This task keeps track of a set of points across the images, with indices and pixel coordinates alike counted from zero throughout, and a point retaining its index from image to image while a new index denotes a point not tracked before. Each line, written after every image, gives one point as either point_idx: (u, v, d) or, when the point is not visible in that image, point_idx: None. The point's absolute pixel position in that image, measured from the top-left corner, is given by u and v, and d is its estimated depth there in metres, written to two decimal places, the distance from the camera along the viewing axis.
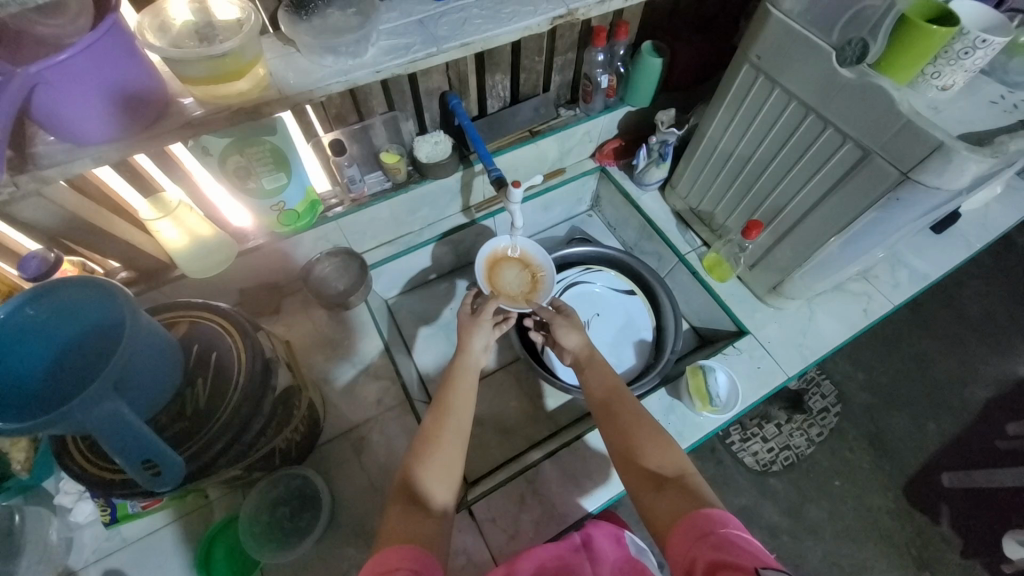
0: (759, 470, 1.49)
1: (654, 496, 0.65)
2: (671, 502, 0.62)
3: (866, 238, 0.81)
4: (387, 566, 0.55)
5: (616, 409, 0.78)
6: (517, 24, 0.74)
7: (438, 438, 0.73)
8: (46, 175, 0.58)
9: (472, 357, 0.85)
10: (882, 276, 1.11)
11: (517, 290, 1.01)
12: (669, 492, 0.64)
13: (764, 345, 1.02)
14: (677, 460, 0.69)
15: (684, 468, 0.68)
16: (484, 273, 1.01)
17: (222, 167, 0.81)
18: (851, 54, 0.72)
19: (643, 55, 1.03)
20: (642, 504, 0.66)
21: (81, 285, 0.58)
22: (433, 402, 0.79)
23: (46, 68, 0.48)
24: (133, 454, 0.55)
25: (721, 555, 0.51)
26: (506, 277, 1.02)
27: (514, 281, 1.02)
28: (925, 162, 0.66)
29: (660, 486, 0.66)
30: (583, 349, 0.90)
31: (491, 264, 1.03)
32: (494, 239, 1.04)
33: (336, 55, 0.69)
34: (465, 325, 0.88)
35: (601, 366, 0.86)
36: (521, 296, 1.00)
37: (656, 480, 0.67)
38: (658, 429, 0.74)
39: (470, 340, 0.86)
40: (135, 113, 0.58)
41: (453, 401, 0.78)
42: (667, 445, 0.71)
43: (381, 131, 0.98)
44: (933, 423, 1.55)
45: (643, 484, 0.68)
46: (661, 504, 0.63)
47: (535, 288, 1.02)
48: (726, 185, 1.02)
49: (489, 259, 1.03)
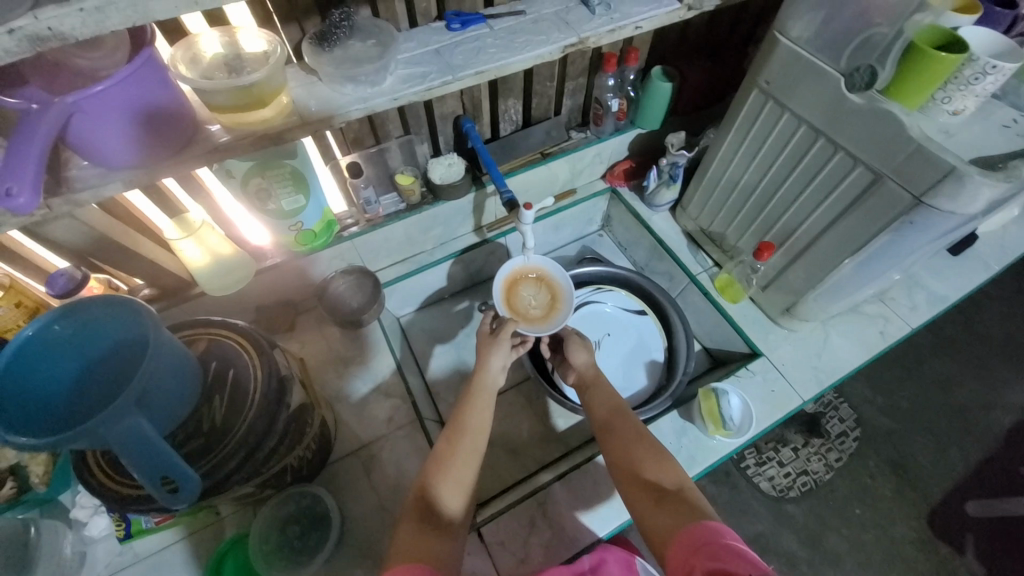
0: (775, 496, 1.45)
1: (653, 510, 0.65)
2: (669, 516, 0.62)
3: (882, 260, 0.80)
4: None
5: (615, 426, 0.79)
6: (530, 52, 0.77)
7: (449, 459, 0.73)
8: (79, 199, 0.60)
9: (490, 376, 0.85)
10: (899, 298, 1.09)
11: (536, 309, 0.99)
12: (666, 507, 0.63)
13: (778, 368, 1.01)
14: (676, 473, 0.69)
15: (683, 481, 0.67)
16: (502, 296, 1.00)
17: (243, 189, 0.84)
18: (860, 80, 0.73)
19: (653, 79, 1.06)
20: (642, 519, 0.66)
21: (106, 304, 0.60)
22: (447, 424, 0.79)
23: (83, 98, 0.51)
24: (150, 471, 0.55)
25: (720, 565, 0.51)
26: (524, 296, 1.00)
27: (534, 300, 1.00)
28: (938, 186, 0.66)
29: (658, 500, 0.65)
30: (588, 369, 0.94)
31: (508, 287, 1.01)
32: (509, 261, 1.03)
33: (355, 84, 0.71)
34: (483, 344, 0.88)
35: (606, 388, 0.88)
36: (539, 317, 0.98)
37: (653, 494, 0.66)
38: (655, 443, 0.74)
39: (483, 360, 0.86)
40: (164, 138, 0.61)
41: (465, 421, 0.78)
42: (666, 460, 0.71)
43: (397, 154, 1.00)
44: (957, 448, 1.50)
45: (642, 497, 0.67)
46: (659, 518, 0.63)
47: (555, 307, 0.99)
48: (737, 206, 1.03)
49: (506, 282, 1.01)
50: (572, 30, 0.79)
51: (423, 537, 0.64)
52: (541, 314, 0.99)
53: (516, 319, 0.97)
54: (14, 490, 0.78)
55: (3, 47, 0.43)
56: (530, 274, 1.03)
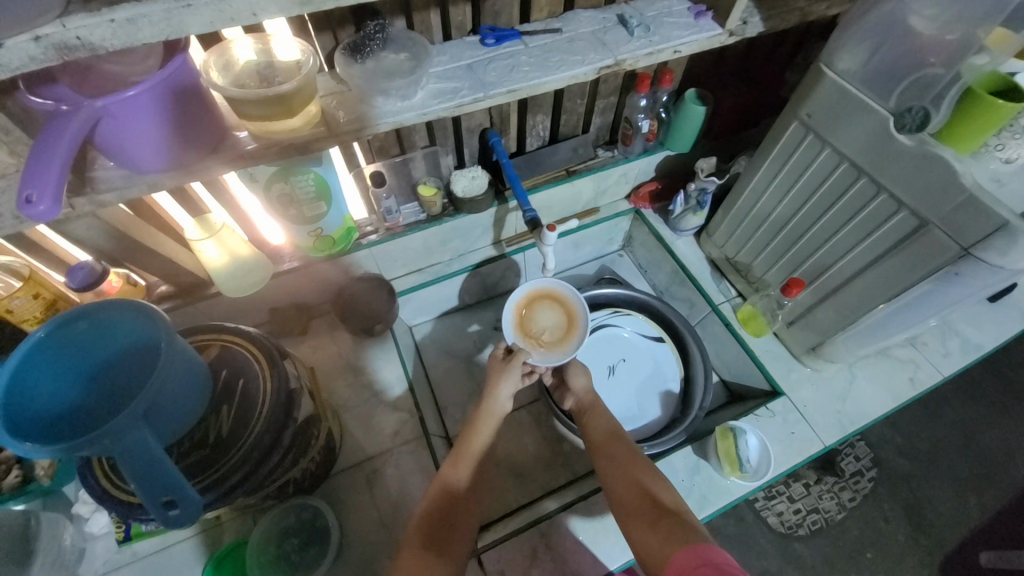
0: (783, 533, 1.40)
1: (648, 531, 0.64)
2: (666, 536, 0.62)
3: (921, 309, 0.77)
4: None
5: (611, 448, 0.80)
6: (565, 72, 0.75)
7: (456, 474, 0.76)
8: (103, 199, 0.61)
9: (499, 404, 0.84)
10: (931, 344, 1.04)
11: (547, 333, 0.93)
12: (663, 527, 0.63)
13: (800, 409, 0.97)
14: (673, 495, 0.70)
15: (680, 504, 0.68)
16: (513, 316, 0.95)
17: (266, 193, 0.84)
18: (910, 122, 0.69)
19: (686, 102, 1.03)
20: (637, 540, 0.65)
21: (121, 306, 0.59)
22: (454, 449, 0.80)
23: (112, 103, 0.50)
24: (151, 486, 0.54)
25: None
26: (538, 318, 0.94)
27: (547, 324, 0.94)
28: (989, 239, 0.62)
29: (654, 520, 0.65)
30: (587, 394, 0.93)
31: (521, 314, 0.95)
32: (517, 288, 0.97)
33: (386, 96, 0.71)
34: (495, 369, 0.87)
35: (602, 411, 0.89)
36: (547, 342, 0.92)
37: (650, 514, 0.66)
38: (651, 467, 0.75)
39: (492, 389, 0.85)
40: (190, 145, 0.60)
41: (472, 445, 0.80)
42: (663, 482, 0.71)
43: (421, 164, 0.99)
44: (978, 498, 1.43)
45: (637, 519, 0.67)
46: (655, 537, 0.63)
47: (568, 337, 0.92)
48: (766, 238, 1.00)
49: (519, 303, 0.96)
50: (608, 51, 0.77)
51: (421, 567, 0.62)
52: (556, 337, 0.93)
53: (521, 342, 0.92)
54: (19, 479, 0.79)
55: (29, 53, 0.42)
56: (548, 297, 0.97)
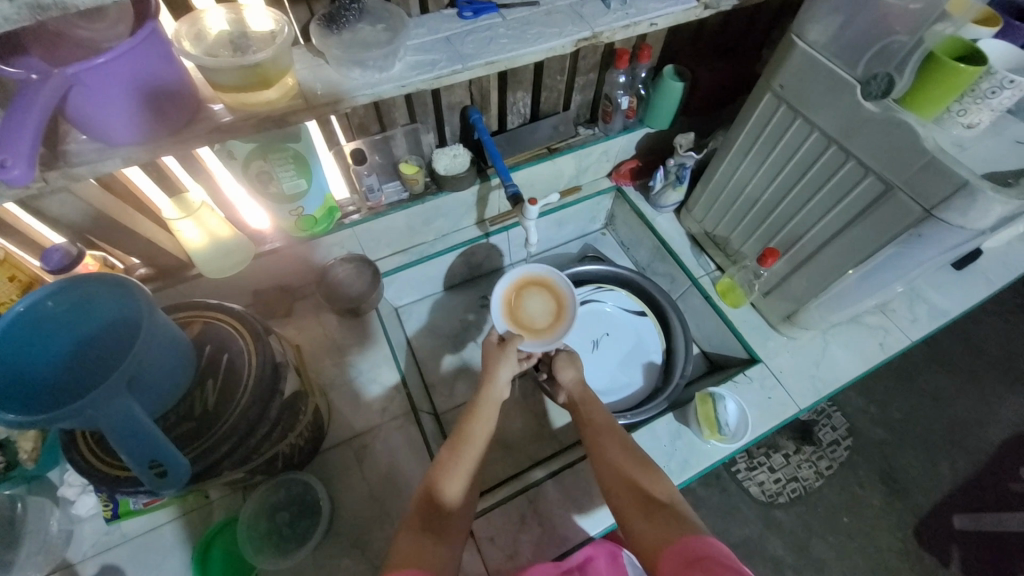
0: (764, 501, 1.45)
1: (641, 521, 0.63)
2: (660, 529, 0.60)
3: (886, 272, 0.80)
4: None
5: (604, 439, 0.78)
6: (542, 44, 0.75)
7: (453, 465, 0.73)
8: (77, 173, 0.60)
9: (497, 390, 0.84)
10: (900, 310, 1.08)
11: (531, 321, 0.94)
12: (657, 520, 0.61)
13: (776, 375, 1.00)
14: (668, 488, 0.68)
15: (673, 495, 0.66)
16: (513, 283, 0.97)
17: (245, 172, 0.83)
18: (876, 88, 0.71)
19: (664, 78, 1.05)
20: (631, 531, 0.63)
21: (98, 282, 0.59)
22: (451, 435, 0.78)
23: (83, 71, 0.50)
24: (137, 454, 0.55)
25: None
26: (529, 304, 0.96)
27: (535, 315, 0.95)
28: (949, 200, 0.65)
29: (649, 511, 0.63)
30: (577, 387, 0.93)
31: (512, 298, 0.96)
32: (507, 278, 0.97)
33: (363, 68, 0.70)
34: (491, 354, 0.87)
35: (597, 404, 0.87)
36: (525, 329, 0.94)
37: (645, 506, 0.64)
38: (647, 461, 0.73)
39: (490, 374, 0.85)
40: (165, 120, 0.60)
41: (469, 432, 0.77)
42: (657, 474, 0.70)
43: (402, 142, 0.99)
44: (947, 461, 1.50)
45: (632, 509, 0.65)
46: (651, 531, 0.61)
47: (547, 332, 0.92)
48: (742, 211, 1.02)
49: (525, 277, 0.98)
50: (586, 24, 0.78)
51: (420, 545, 0.62)
52: (545, 323, 0.94)
53: (501, 314, 0.94)
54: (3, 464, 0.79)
55: (2, 14, 0.41)
56: (552, 294, 0.97)
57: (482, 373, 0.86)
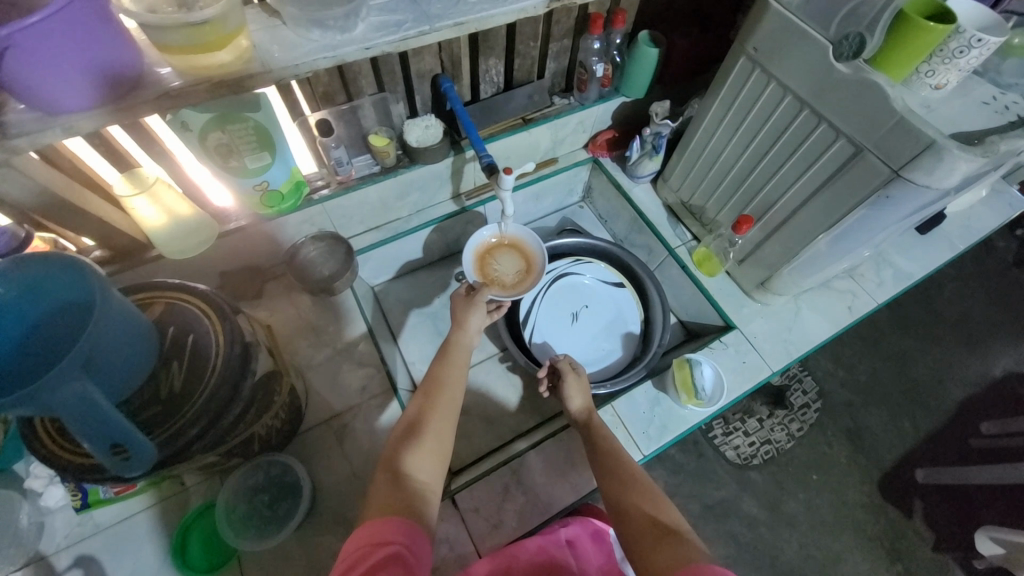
0: (740, 464, 1.50)
1: (650, 548, 0.59)
2: (669, 553, 0.57)
3: (854, 236, 0.81)
4: (373, 540, 0.52)
5: (610, 465, 0.75)
6: (512, 5, 0.73)
7: (429, 416, 0.69)
8: (16, 145, 0.56)
9: (468, 336, 0.82)
10: (868, 275, 1.12)
11: (494, 274, 1.01)
12: (664, 545, 0.58)
13: (751, 340, 1.03)
14: (673, 514, 0.65)
15: (681, 524, 0.62)
16: (494, 238, 1.04)
17: (202, 145, 0.77)
18: (847, 49, 0.72)
19: (640, 44, 1.02)
20: (636, 551, 0.61)
21: (41, 261, 0.55)
22: (426, 378, 0.75)
23: (20, 31, 0.44)
24: (100, 438, 0.53)
25: None
26: (500, 259, 1.02)
27: (501, 270, 1.01)
28: (916, 160, 0.66)
29: (655, 535, 0.61)
30: (584, 412, 0.88)
31: (489, 248, 1.04)
32: (490, 229, 1.04)
33: (323, 29, 0.66)
34: (457, 303, 0.84)
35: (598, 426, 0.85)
36: (486, 277, 1.01)
37: (652, 532, 0.61)
38: (651, 485, 0.70)
39: (459, 321, 0.82)
40: (109, 85, 0.55)
41: (442, 377, 0.75)
42: (664, 504, 0.66)
43: (370, 112, 0.95)
44: (910, 419, 1.57)
45: (641, 536, 0.62)
46: (658, 554, 0.57)
47: (503, 286, 0.99)
48: (718, 178, 1.02)
49: (509, 236, 1.04)
50: None
51: None
52: (507, 282, 1.00)
53: (472, 253, 1.02)
54: None
55: None
56: (525, 257, 1.03)
57: (452, 318, 0.83)
